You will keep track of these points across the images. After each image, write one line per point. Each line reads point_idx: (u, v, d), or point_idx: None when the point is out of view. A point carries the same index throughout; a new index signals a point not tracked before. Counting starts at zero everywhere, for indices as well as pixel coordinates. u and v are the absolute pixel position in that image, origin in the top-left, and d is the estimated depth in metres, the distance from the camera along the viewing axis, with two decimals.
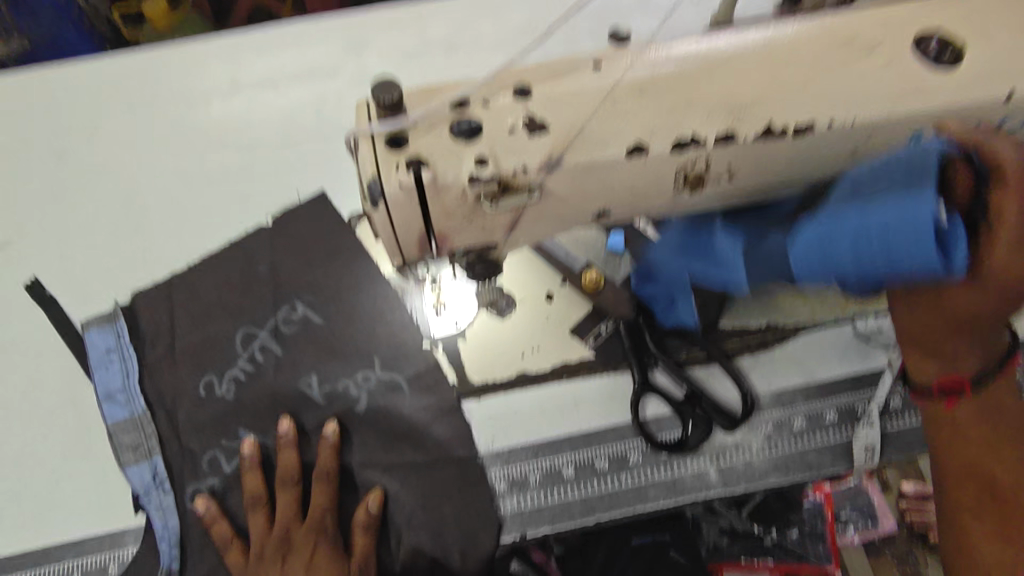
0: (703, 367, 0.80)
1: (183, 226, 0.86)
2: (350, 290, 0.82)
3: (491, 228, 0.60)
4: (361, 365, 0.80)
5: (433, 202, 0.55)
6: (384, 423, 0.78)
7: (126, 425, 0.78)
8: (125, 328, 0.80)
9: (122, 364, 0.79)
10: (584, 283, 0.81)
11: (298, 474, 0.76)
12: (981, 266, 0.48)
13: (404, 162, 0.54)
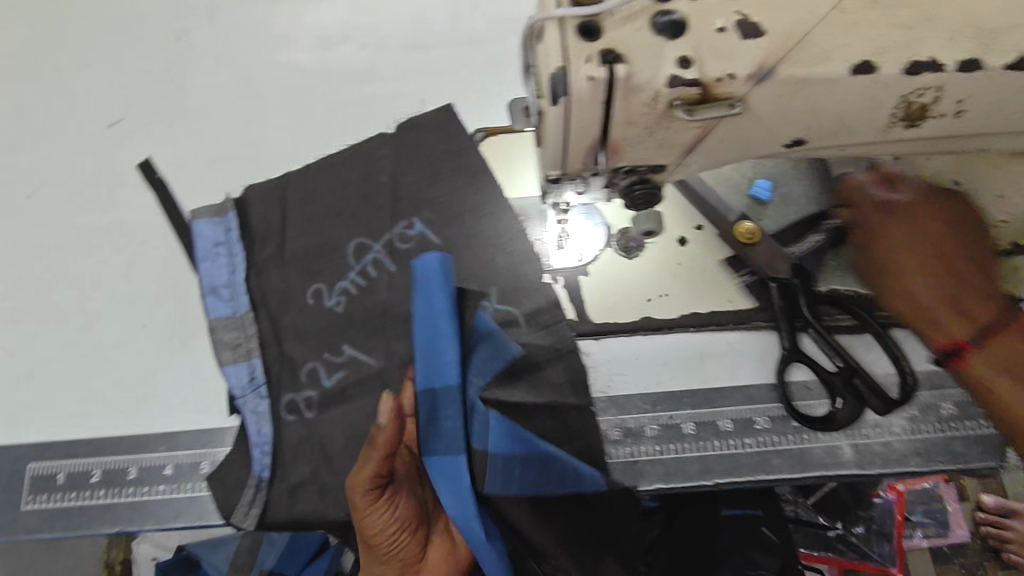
0: (854, 335, 0.73)
1: (301, 124, 0.82)
2: (473, 212, 0.77)
3: (670, 145, 0.53)
4: (477, 294, 0.75)
5: (620, 104, 0.49)
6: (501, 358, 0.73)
7: (228, 323, 0.74)
8: (235, 222, 0.77)
9: (230, 260, 0.76)
10: (737, 234, 0.73)
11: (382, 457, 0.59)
12: (897, 203, 0.70)
13: (597, 54, 0.48)
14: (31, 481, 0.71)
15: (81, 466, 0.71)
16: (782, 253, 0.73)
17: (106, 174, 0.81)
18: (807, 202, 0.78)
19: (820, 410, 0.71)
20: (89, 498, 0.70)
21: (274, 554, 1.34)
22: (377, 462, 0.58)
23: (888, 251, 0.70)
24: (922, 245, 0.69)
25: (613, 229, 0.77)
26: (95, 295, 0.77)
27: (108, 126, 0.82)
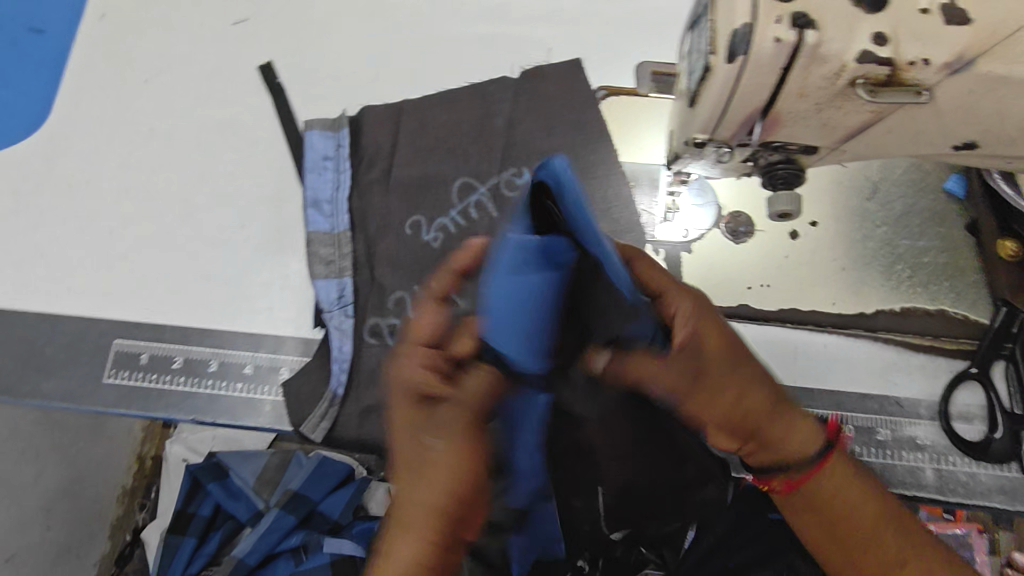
0: (964, 362, 0.72)
1: (423, 53, 0.82)
2: (585, 170, 0.75)
3: (834, 127, 0.51)
4: None
5: (800, 73, 0.47)
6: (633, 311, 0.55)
7: (326, 238, 0.74)
8: (346, 139, 0.77)
9: (336, 175, 0.76)
10: (857, 229, 0.74)
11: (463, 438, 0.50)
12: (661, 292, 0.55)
13: (788, 15, 0.45)
14: (115, 357, 0.73)
15: (165, 351, 0.73)
16: (896, 260, 0.74)
17: (226, 70, 0.81)
18: (931, 215, 0.75)
19: (908, 429, 0.70)
20: (168, 383, 0.71)
21: (301, 475, 1.36)
22: (454, 476, 0.50)
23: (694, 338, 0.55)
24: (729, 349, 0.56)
25: (724, 211, 0.75)
26: (198, 187, 0.78)
27: (233, 23, 0.83)
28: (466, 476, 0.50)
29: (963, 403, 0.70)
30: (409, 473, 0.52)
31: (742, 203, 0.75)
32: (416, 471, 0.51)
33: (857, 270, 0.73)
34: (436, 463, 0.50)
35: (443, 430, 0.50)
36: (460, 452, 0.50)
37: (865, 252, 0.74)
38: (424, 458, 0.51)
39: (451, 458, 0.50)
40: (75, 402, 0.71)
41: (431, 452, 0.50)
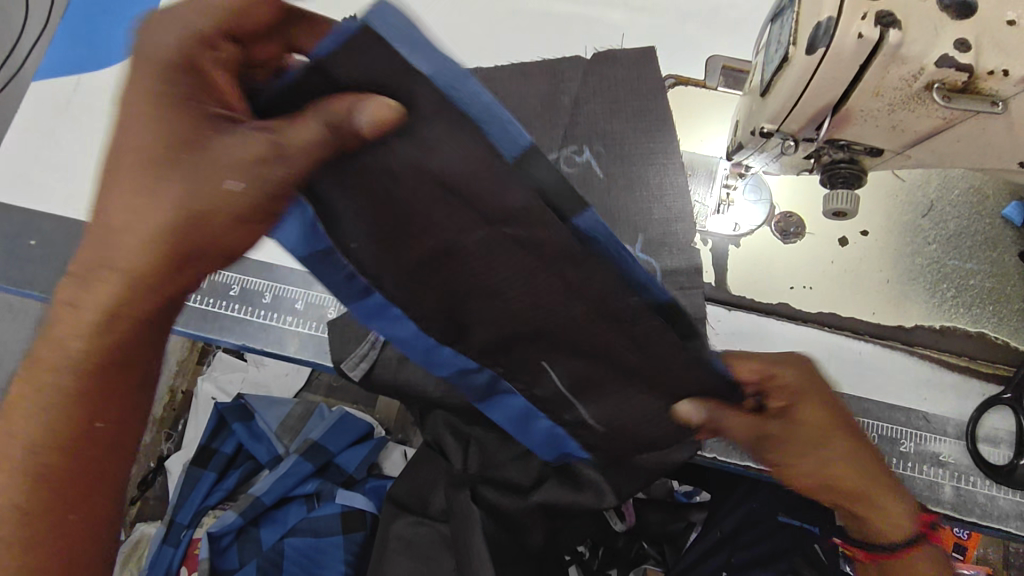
0: (998, 386, 0.72)
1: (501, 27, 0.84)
2: (644, 155, 0.77)
3: (904, 130, 0.52)
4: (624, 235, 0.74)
5: (877, 72, 0.48)
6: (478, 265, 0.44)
7: None
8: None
9: None
10: (907, 243, 0.75)
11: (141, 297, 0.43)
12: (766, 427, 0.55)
13: (874, 13, 0.46)
14: None
15: (224, 278, 0.77)
16: (943, 279, 0.74)
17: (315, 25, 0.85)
18: (984, 238, 0.75)
19: (932, 444, 0.70)
20: (223, 308, 0.75)
21: (321, 427, 1.39)
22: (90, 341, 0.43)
23: (802, 456, 0.56)
24: (830, 456, 0.57)
25: (777, 210, 0.76)
26: None
27: None
28: (172, 125, 0.41)
29: (991, 427, 0.70)
30: (158, 157, 0.41)
31: (795, 204, 0.76)
32: (124, 107, 0.42)
33: (900, 283, 0.74)
34: (132, 129, 0.42)
35: (175, 99, 0.41)
36: (167, 110, 0.41)
37: (912, 266, 0.74)
38: (131, 113, 0.42)
39: (156, 126, 0.41)
40: None
41: (134, 111, 0.41)
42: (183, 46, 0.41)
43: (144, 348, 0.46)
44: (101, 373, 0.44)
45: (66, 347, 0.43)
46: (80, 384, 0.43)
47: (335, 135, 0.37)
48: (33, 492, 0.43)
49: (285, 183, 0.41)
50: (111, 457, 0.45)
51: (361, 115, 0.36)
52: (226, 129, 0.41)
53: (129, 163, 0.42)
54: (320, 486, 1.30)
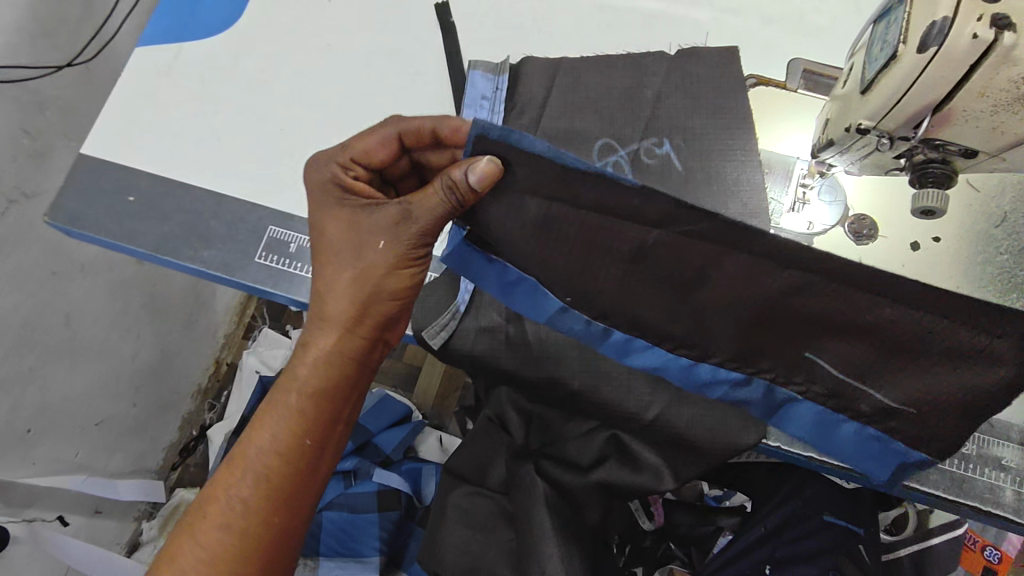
0: None
1: (588, 21, 0.88)
2: (722, 151, 0.79)
3: (1004, 132, 0.54)
4: None
5: (985, 74, 0.50)
6: (662, 264, 0.53)
7: None
8: (505, 84, 0.81)
9: (490, 114, 0.80)
10: (980, 251, 0.76)
11: (351, 318, 0.58)
12: None
13: (990, 15, 0.48)
14: (268, 241, 0.80)
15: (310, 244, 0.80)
16: (1014, 288, 0.75)
17: (409, 10, 0.89)
18: None
19: (994, 448, 0.71)
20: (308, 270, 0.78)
21: (362, 408, 1.41)
22: (320, 364, 0.58)
23: None
24: None
25: (850, 212, 0.79)
26: (362, 103, 0.85)
27: None
28: (346, 224, 0.58)
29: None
30: (341, 249, 0.58)
31: (868, 207, 0.79)
32: (323, 220, 0.60)
33: (970, 290, 0.75)
34: (337, 217, 0.59)
35: (340, 200, 0.59)
36: (344, 217, 0.58)
37: (982, 275, 0.76)
38: (326, 224, 0.59)
39: (344, 227, 0.58)
40: (227, 273, 0.79)
41: (329, 223, 0.59)
42: (339, 177, 0.59)
43: (345, 389, 0.59)
44: (319, 399, 0.58)
45: (297, 376, 0.57)
46: (299, 410, 0.57)
47: (454, 194, 0.51)
48: (260, 493, 0.55)
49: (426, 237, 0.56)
50: (319, 465, 0.59)
51: (469, 174, 0.48)
52: (380, 216, 0.56)
53: (329, 255, 0.59)
54: (358, 464, 1.30)
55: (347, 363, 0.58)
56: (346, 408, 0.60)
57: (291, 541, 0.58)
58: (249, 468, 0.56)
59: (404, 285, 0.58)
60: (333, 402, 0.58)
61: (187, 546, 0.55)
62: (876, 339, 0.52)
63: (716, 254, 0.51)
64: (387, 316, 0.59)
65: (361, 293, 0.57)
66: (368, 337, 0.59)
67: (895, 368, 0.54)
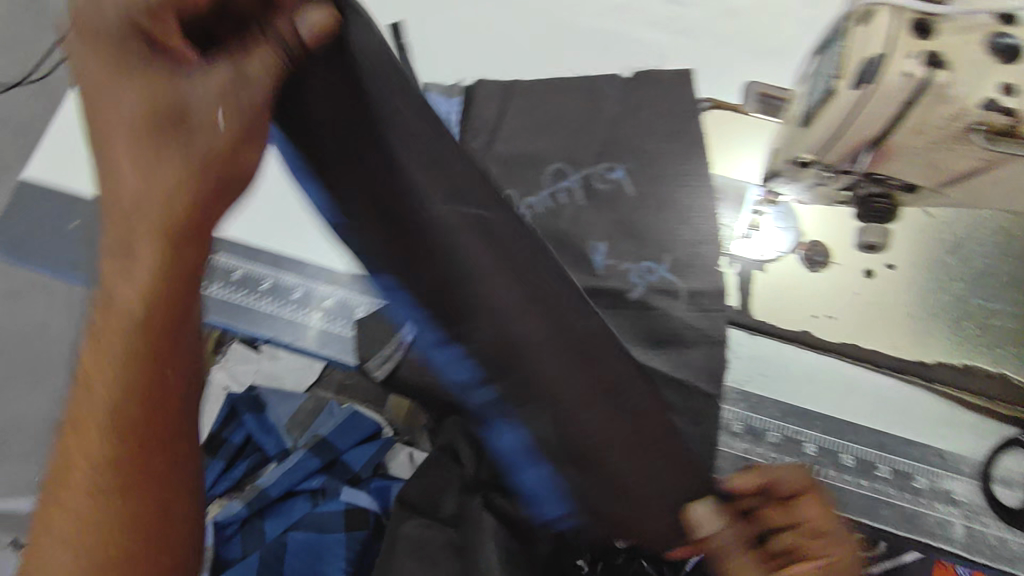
0: (1013, 428, 0.72)
1: (542, 42, 0.86)
2: (674, 176, 0.78)
3: (943, 168, 0.53)
4: (650, 256, 0.75)
5: (921, 111, 0.49)
6: (535, 280, 0.53)
7: None
8: (457, 107, 0.81)
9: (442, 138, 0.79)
10: (934, 278, 0.75)
11: (189, 226, 0.47)
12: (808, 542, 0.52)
13: (923, 53, 0.47)
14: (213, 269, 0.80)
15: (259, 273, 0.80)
16: (968, 316, 0.74)
17: None
18: (1010, 280, 0.75)
19: (947, 482, 0.70)
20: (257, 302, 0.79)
21: None
22: (149, 287, 0.46)
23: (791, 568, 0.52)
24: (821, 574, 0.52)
25: (804, 239, 0.77)
26: None
27: None
28: (158, 73, 0.44)
29: (1004, 468, 0.71)
30: (166, 117, 0.45)
31: (821, 232, 0.77)
32: (104, 91, 0.45)
33: (923, 319, 0.74)
34: (117, 106, 0.45)
35: (127, 60, 0.44)
36: (158, 76, 0.44)
37: (936, 303, 0.75)
38: (112, 22, 0.43)
39: (144, 93, 0.44)
40: None
41: (121, 95, 0.45)
42: (142, 27, 0.43)
43: (184, 318, 0.49)
44: (153, 343, 0.48)
45: (121, 325, 0.47)
46: (126, 350, 0.47)
47: (283, 52, 0.47)
48: (113, 486, 0.48)
49: (262, 104, 0.47)
50: (166, 443, 0.50)
51: (300, 22, 0.47)
52: (193, 56, 0.44)
53: (151, 114, 0.45)
54: None
55: (191, 280, 0.49)
56: (184, 335, 0.50)
57: (165, 548, 0.50)
58: (85, 473, 0.48)
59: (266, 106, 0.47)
60: (178, 338, 0.50)
61: (42, 544, 0.48)
62: (618, 440, 0.53)
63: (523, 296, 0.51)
64: (216, 217, 0.48)
65: (201, 157, 0.46)
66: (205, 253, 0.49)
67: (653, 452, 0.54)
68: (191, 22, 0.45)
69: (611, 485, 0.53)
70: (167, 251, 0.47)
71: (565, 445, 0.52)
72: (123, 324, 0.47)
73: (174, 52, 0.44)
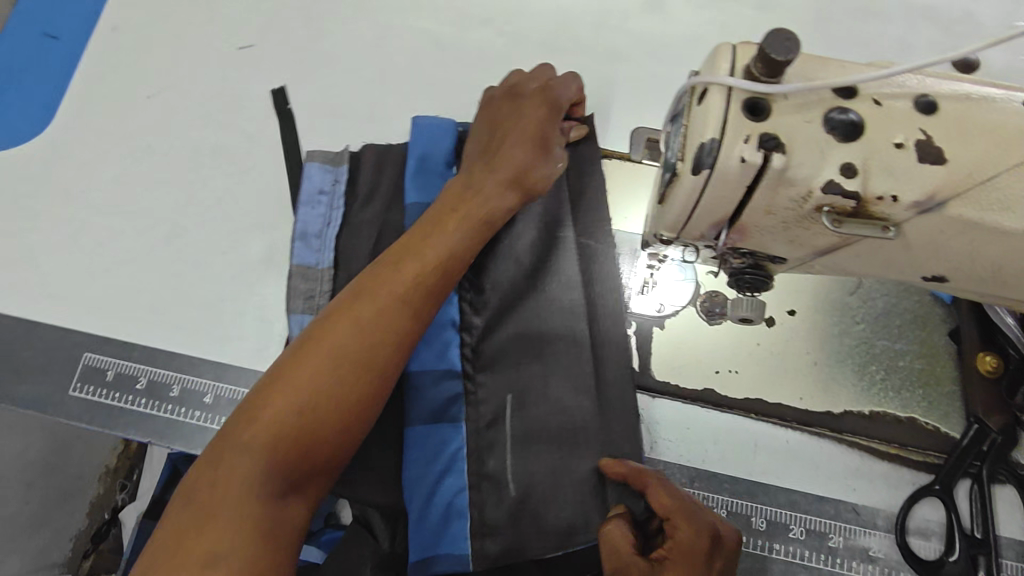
0: (929, 475, 0.70)
1: (422, 95, 0.82)
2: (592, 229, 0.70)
3: (802, 245, 0.50)
4: (573, 313, 0.67)
5: (766, 194, 0.46)
6: (541, 334, 0.67)
7: (307, 271, 0.68)
8: (346, 175, 0.72)
9: (328, 211, 0.70)
10: (838, 322, 0.73)
11: (392, 324, 0.56)
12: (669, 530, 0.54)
13: (757, 135, 0.44)
14: (83, 369, 0.73)
15: (130, 370, 0.73)
16: (875, 359, 0.72)
17: (231, 97, 0.82)
18: (911, 317, 0.73)
19: (862, 538, 0.68)
20: (131, 404, 0.72)
21: None
22: (339, 372, 0.53)
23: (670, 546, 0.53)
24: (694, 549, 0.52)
25: (702, 289, 0.73)
26: (185, 210, 0.78)
27: (238, 48, 0.85)
28: (471, 208, 0.62)
29: (922, 518, 0.69)
30: (439, 219, 0.61)
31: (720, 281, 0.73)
32: (496, 161, 0.63)
33: (829, 367, 0.72)
34: (423, 250, 0.59)
35: (510, 151, 0.63)
36: (464, 233, 0.61)
37: (840, 348, 0.72)
38: (477, 188, 0.63)
39: (449, 250, 0.60)
40: (40, 410, 0.71)
41: (488, 160, 0.64)
42: (549, 95, 0.66)
43: (353, 436, 0.54)
44: (323, 422, 0.52)
45: (317, 386, 0.52)
46: (318, 387, 0.52)
47: (545, 142, 0.64)
48: (241, 538, 0.47)
49: (510, 188, 0.63)
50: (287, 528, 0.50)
51: (561, 92, 0.67)
52: (494, 183, 0.63)
53: (440, 212, 0.62)
54: None
55: (374, 398, 0.55)
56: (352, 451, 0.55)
57: None
58: (290, 403, 0.52)
59: (489, 211, 0.62)
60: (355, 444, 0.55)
61: (192, 510, 0.47)
62: (570, 427, 0.65)
63: (518, 335, 0.67)
64: (440, 294, 0.60)
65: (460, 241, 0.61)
66: (378, 343, 0.55)
67: (541, 466, 0.63)
68: (551, 95, 0.66)
69: (554, 462, 0.63)
70: (354, 352, 0.54)
71: (525, 440, 0.64)
72: (313, 399, 0.52)
73: (501, 142, 0.65)
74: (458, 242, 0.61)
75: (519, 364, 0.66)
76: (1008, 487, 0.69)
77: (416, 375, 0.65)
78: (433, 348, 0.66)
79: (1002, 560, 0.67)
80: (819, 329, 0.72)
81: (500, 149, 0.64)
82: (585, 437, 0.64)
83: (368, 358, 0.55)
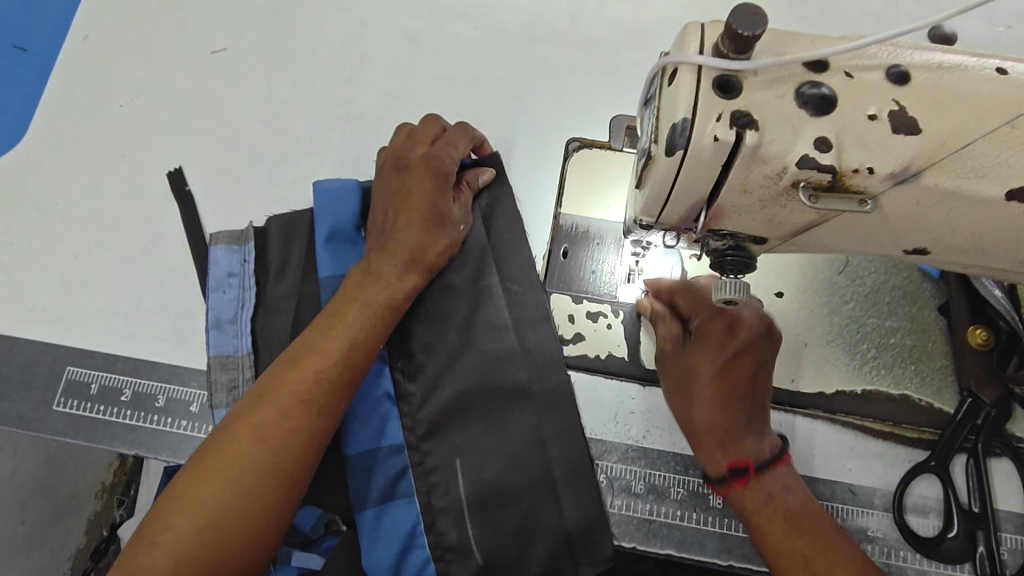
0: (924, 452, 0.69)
1: (399, 92, 0.81)
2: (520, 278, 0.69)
3: (781, 223, 0.49)
4: (509, 364, 0.66)
5: (741, 173, 0.45)
6: (479, 393, 0.65)
7: (225, 362, 0.67)
8: (253, 253, 0.71)
9: (240, 293, 0.69)
10: (827, 302, 0.72)
11: (291, 432, 0.55)
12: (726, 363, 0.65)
13: (729, 114, 0.43)
14: (66, 383, 0.72)
15: (114, 383, 0.72)
16: (865, 338, 0.71)
17: (206, 102, 0.82)
18: (900, 293, 0.73)
19: (861, 519, 0.67)
20: (116, 416, 0.71)
21: None
22: (237, 488, 0.52)
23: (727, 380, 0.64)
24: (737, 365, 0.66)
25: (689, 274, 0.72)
26: (164, 218, 0.78)
27: (211, 52, 0.84)
28: (371, 294, 0.61)
29: (919, 496, 0.68)
30: (340, 309, 0.60)
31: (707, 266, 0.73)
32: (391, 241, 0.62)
33: (819, 348, 0.71)
34: (315, 349, 0.58)
35: (405, 230, 0.62)
36: (362, 320, 0.60)
37: (830, 328, 0.72)
38: (376, 271, 0.62)
39: (346, 340, 0.59)
40: (23, 427, 0.70)
41: (384, 241, 0.63)
42: (431, 165, 0.65)
43: (266, 541, 0.53)
44: (229, 538, 0.51)
45: (215, 507, 0.52)
46: (216, 509, 0.51)
47: (435, 220, 0.63)
48: None
49: (412, 266, 0.62)
50: None
51: (446, 160, 0.66)
52: (393, 267, 0.61)
53: (336, 303, 0.61)
54: None
55: (280, 504, 0.54)
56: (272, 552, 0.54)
57: None
58: (188, 531, 0.51)
59: (394, 292, 0.61)
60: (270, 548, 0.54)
61: None
62: (526, 482, 0.64)
63: (454, 394, 0.65)
64: (346, 388, 0.58)
65: (363, 332, 0.59)
66: (276, 453, 0.54)
67: (504, 526, 0.63)
68: (433, 166, 0.65)
69: (516, 523, 0.63)
70: (251, 464, 0.53)
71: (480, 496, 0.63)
72: (213, 519, 0.51)
73: (393, 221, 0.63)
74: (361, 330, 0.59)
75: (461, 425, 0.65)
76: (1005, 460, 0.68)
77: (356, 459, 0.64)
78: (371, 426, 0.65)
79: (1001, 534, 0.66)
80: (809, 310, 0.72)
81: (392, 232, 0.63)
82: (542, 494, 0.64)
83: (267, 465, 0.53)
